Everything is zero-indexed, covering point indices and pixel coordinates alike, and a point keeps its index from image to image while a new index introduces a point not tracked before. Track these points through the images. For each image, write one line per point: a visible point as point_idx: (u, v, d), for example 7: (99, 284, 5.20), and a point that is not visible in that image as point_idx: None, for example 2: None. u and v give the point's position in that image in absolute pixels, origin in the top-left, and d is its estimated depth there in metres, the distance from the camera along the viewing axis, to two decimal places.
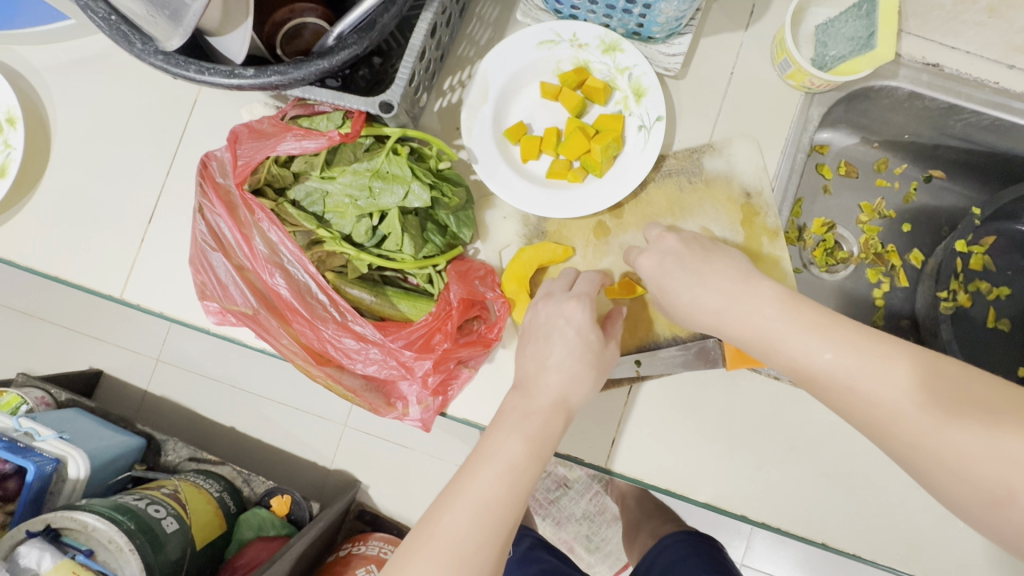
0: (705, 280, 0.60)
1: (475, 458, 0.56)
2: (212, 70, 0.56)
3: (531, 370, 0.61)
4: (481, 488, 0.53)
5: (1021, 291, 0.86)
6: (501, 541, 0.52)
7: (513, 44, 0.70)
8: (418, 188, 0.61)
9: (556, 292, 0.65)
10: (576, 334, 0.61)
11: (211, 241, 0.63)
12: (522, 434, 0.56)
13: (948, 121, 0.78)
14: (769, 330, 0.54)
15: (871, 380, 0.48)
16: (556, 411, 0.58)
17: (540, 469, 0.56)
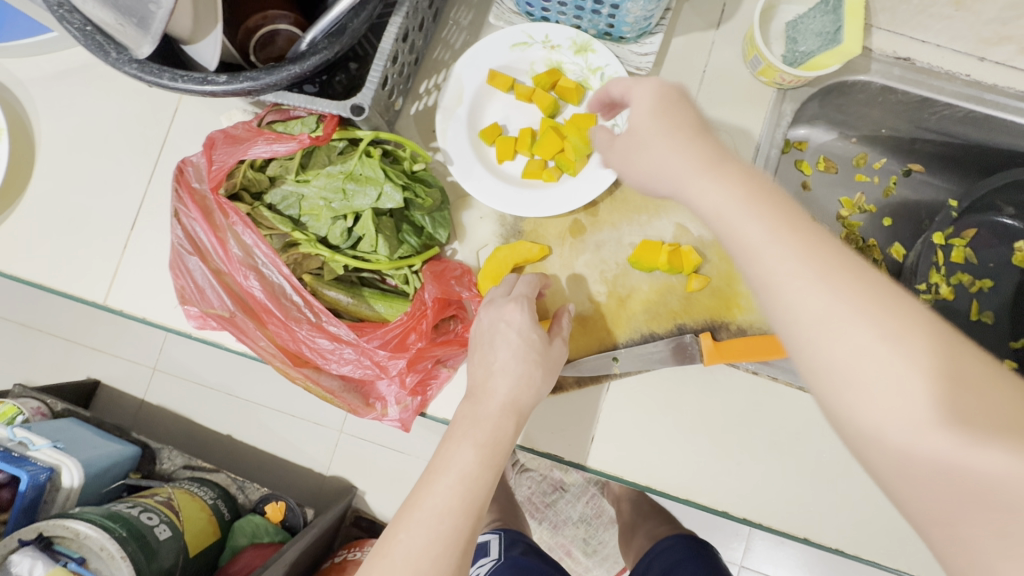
0: (674, 174, 0.46)
1: (431, 472, 0.56)
2: (186, 77, 0.57)
3: (477, 375, 0.61)
4: (435, 500, 0.53)
5: (1003, 283, 0.88)
6: (459, 551, 0.52)
7: (486, 46, 0.72)
8: (390, 189, 0.62)
9: (495, 297, 0.64)
10: (517, 336, 0.61)
11: (187, 245, 0.64)
12: (472, 442, 0.56)
13: (923, 114, 0.79)
14: (752, 240, 0.41)
15: (848, 312, 0.37)
16: (507, 415, 0.58)
17: (496, 474, 0.56)
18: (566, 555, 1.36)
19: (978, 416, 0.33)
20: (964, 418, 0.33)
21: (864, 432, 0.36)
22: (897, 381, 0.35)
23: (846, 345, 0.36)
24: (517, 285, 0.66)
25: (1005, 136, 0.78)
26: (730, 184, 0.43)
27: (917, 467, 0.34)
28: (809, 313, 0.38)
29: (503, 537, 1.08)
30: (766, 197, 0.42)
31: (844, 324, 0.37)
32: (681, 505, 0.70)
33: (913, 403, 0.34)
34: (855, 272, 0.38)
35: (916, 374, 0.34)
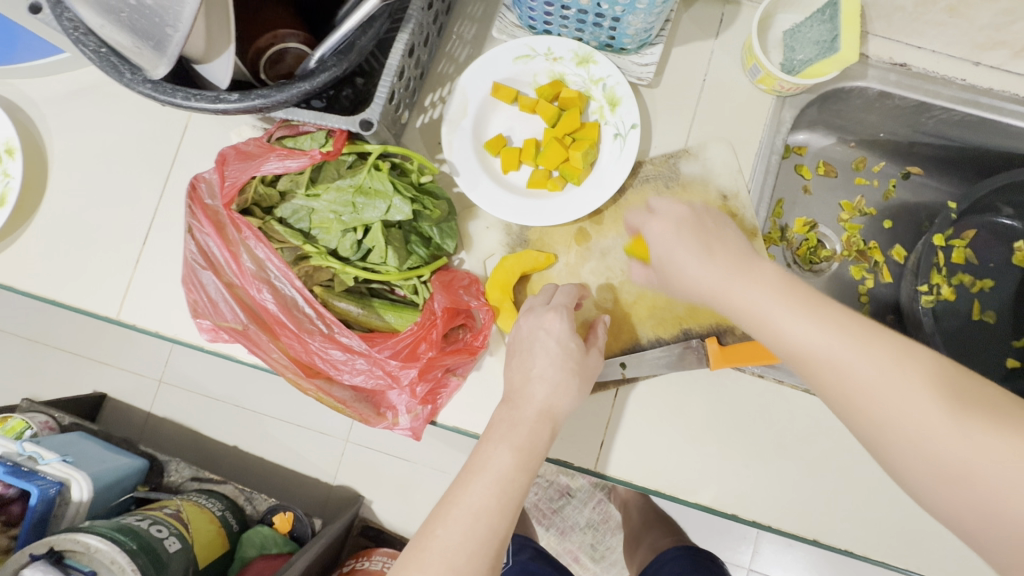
0: (711, 260, 0.56)
1: (466, 472, 0.56)
2: (199, 96, 0.58)
3: (519, 381, 0.63)
4: (473, 498, 0.54)
5: (1004, 283, 0.89)
6: (494, 552, 0.52)
7: (489, 60, 0.73)
8: (400, 202, 0.63)
9: (536, 306, 0.66)
10: (556, 344, 0.63)
11: (201, 259, 0.65)
12: (510, 445, 0.57)
13: (920, 119, 0.80)
14: (762, 309, 0.52)
15: (859, 359, 0.47)
16: (542, 420, 0.59)
17: (530, 479, 0.57)
18: (574, 561, 1.36)
19: (965, 410, 0.43)
20: (958, 403, 0.44)
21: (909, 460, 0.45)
22: (915, 408, 0.44)
23: (873, 378, 0.46)
24: (559, 292, 0.68)
25: (1002, 138, 0.79)
26: (757, 275, 0.54)
27: (934, 477, 0.43)
28: (832, 367, 0.48)
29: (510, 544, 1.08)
30: (767, 279, 0.54)
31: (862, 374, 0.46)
32: (690, 509, 0.71)
33: (935, 418, 0.43)
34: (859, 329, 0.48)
35: (924, 396, 0.44)
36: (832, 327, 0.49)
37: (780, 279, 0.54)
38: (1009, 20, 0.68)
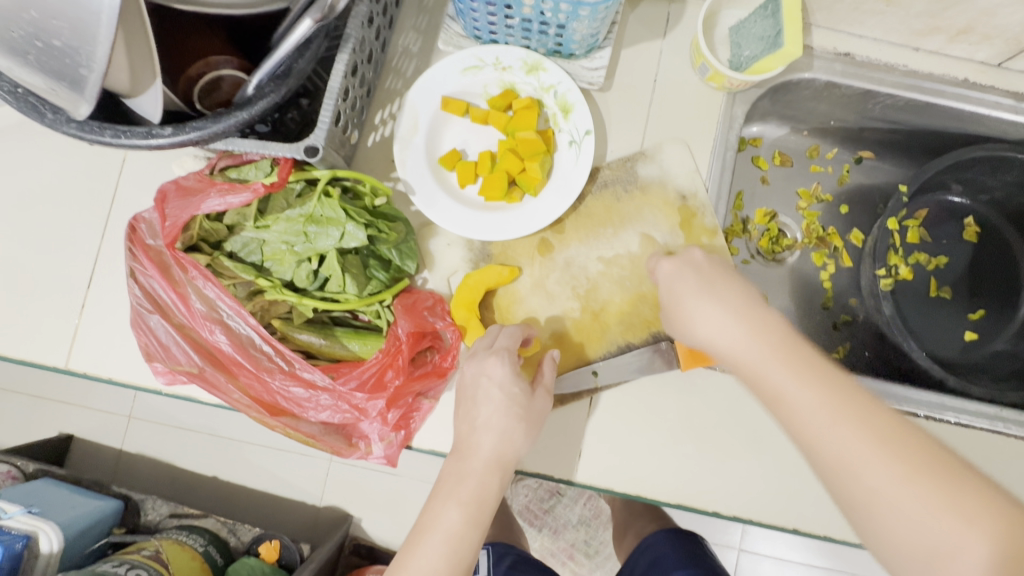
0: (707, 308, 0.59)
1: (418, 532, 0.59)
2: (130, 133, 0.56)
3: (466, 431, 0.62)
4: (423, 563, 0.56)
5: (956, 258, 0.92)
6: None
7: (436, 72, 0.72)
8: (353, 228, 0.61)
9: (478, 351, 0.65)
10: (500, 391, 0.62)
11: (146, 303, 0.62)
12: (457, 502, 0.59)
13: (868, 105, 0.82)
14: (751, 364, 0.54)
15: (835, 425, 0.48)
16: (491, 470, 0.60)
17: (482, 531, 0.59)
18: (568, 559, 1.36)
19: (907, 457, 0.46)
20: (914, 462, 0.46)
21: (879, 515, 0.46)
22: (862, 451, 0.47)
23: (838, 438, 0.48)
24: (503, 332, 0.67)
25: (946, 120, 0.81)
26: (751, 320, 0.56)
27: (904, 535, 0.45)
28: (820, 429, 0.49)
29: (493, 551, 1.07)
30: (755, 331, 0.56)
31: (851, 441, 0.48)
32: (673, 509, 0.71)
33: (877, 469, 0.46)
34: (849, 403, 0.49)
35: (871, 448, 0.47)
36: (820, 390, 0.50)
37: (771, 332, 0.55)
38: (943, 6, 0.70)
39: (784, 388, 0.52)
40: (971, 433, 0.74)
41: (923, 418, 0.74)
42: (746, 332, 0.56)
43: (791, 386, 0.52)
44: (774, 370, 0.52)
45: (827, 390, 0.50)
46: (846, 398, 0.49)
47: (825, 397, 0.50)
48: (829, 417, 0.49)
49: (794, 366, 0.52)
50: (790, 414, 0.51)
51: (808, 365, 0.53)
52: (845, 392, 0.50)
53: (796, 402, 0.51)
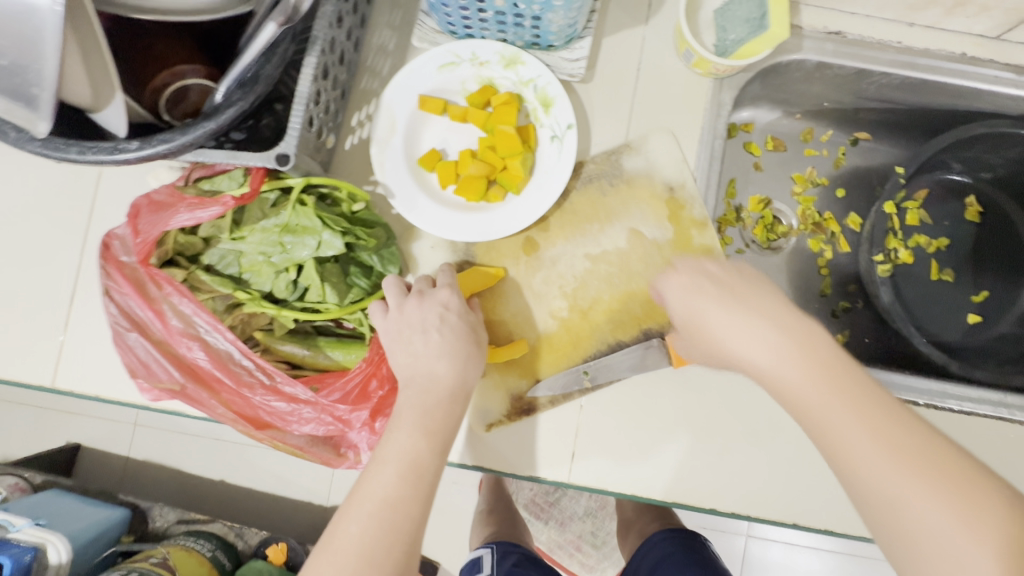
0: (702, 288, 0.59)
1: (373, 460, 0.56)
2: (95, 148, 0.54)
3: (411, 360, 0.60)
4: (384, 491, 0.54)
5: (958, 239, 0.89)
6: (409, 538, 0.53)
7: (412, 71, 0.70)
8: (330, 237, 0.60)
9: (424, 288, 0.64)
10: (457, 318, 0.63)
11: (123, 321, 0.61)
12: (420, 429, 0.56)
13: (862, 85, 0.79)
14: (748, 342, 0.54)
15: (837, 404, 0.49)
16: (454, 399, 0.59)
17: (443, 458, 0.57)
18: (576, 551, 1.36)
19: (908, 446, 0.47)
20: (908, 447, 0.47)
21: (873, 500, 0.46)
22: (864, 430, 0.47)
23: (840, 420, 0.48)
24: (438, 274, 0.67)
25: (944, 97, 0.78)
26: (749, 302, 0.56)
27: (892, 523, 0.46)
28: (821, 410, 0.49)
29: (495, 551, 1.07)
30: (754, 302, 0.56)
31: (852, 424, 0.48)
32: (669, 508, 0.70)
33: (878, 453, 0.47)
34: (897, 438, 0.47)
35: (871, 434, 0.47)
36: (865, 416, 0.48)
37: (773, 310, 0.55)
38: None
39: (826, 419, 0.49)
40: (975, 421, 0.72)
41: (923, 407, 0.72)
42: (788, 353, 0.52)
43: (797, 363, 0.51)
44: (817, 394, 0.49)
45: (873, 418, 0.48)
46: (894, 437, 0.47)
47: (830, 374, 0.50)
48: (873, 451, 0.47)
49: (838, 388, 0.49)
50: (833, 437, 0.48)
51: (810, 342, 0.52)
52: (892, 423, 0.48)
53: (835, 429, 0.48)
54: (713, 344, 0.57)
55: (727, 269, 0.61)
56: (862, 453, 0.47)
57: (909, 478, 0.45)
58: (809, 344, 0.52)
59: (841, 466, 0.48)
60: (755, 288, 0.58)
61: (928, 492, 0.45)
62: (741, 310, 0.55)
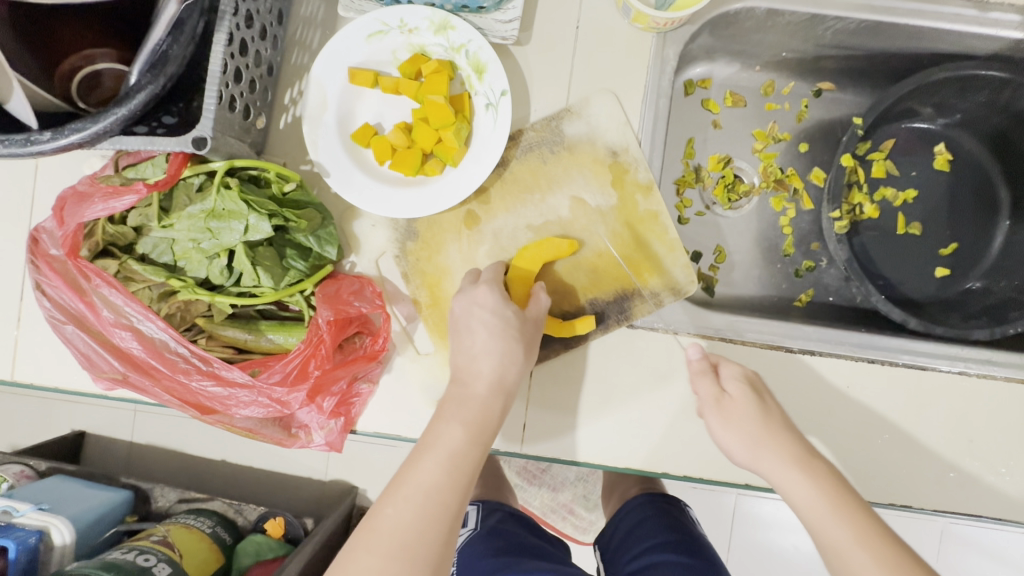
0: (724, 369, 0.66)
1: (418, 448, 0.57)
2: (8, 141, 0.54)
3: (461, 362, 0.63)
4: (423, 478, 0.54)
5: (926, 190, 0.86)
6: (444, 526, 0.53)
7: (338, 42, 0.67)
8: (257, 221, 0.59)
9: (464, 286, 0.66)
10: (494, 316, 0.63)
11: (59, 315, 0.61)
12: (461, 421, 0.58)
13: (818, 31, 0.75)
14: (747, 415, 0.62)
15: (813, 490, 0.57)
16: (493, 395, 0.61)
17: (482, 454, 0.58)
18: (569, 513, 1.40)
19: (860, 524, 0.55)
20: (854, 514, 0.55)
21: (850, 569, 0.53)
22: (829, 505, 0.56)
23: (811, 496, 0.57)
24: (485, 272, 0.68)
25: (905, 40, 0.75)
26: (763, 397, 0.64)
27: None
28: (799, 486, 0.58)
29: (481, 508, 0.99)
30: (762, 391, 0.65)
31: (819, 500, 0.57)
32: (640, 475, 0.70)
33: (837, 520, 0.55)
34: (891, 548, 0.53)
35: (824, 497, 0.57)
36: (865, 534, 0.54)
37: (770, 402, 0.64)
38: None
39: (832, 530, 0.55)
40: (934, 375, 0.71)
41: (879, 364, 0.70)
42: (771, 445, 0.61)
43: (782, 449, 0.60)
44: (830, 516, 0.55)
45: (865, 520, 0.55)
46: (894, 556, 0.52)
47: (802, 458, 0.60)
48: (874, 562, 0.52)
49: (845, 514, 0.55)
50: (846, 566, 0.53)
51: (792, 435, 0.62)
52: (887, 535, 0.54)
53: (846, 548, 0.53)
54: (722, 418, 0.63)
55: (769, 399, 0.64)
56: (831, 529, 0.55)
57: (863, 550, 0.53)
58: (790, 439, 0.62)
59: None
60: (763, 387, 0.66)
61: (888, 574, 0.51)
62: (771, 451, 0.60)
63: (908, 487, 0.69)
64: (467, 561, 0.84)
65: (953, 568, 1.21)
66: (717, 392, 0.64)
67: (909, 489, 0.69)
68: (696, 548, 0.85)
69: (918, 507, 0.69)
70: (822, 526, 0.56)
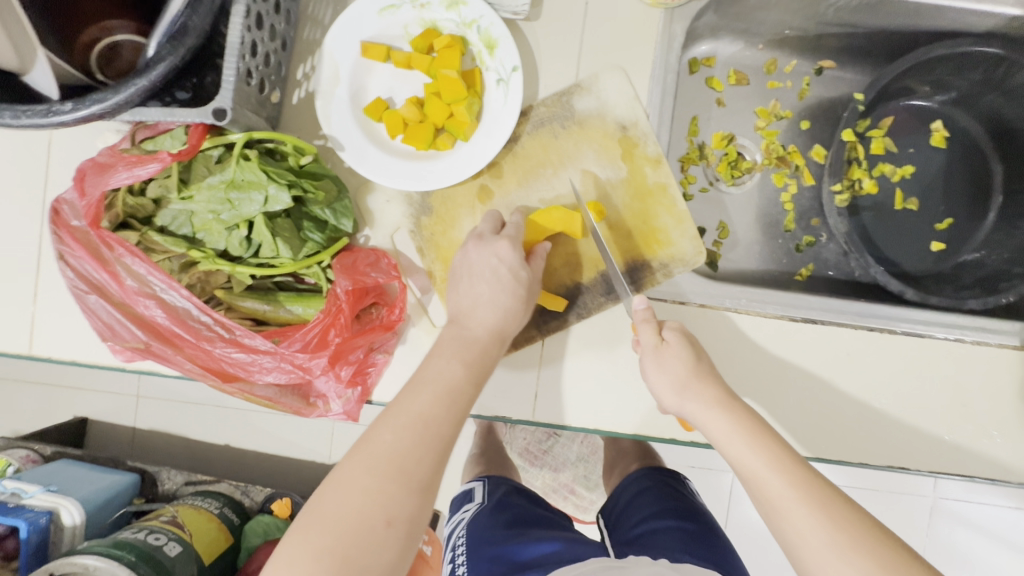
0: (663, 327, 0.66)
1: (414, 381, 0.58)
2: (30, 112, 0.54)
3: (462, 306, 0.65)
4: (421, 408, 0.55)
5: (923, 166, 0.88)
6: (437, 453, 0.54)
7: (351, 15, 0.68)
8: (276, 191, 0.60)
9: (487, 234, 0.67)
10: (509, 271, 0.65)
11: (82, 284, 0.63)
12: (460, 359, 0.60)
13: (820, 9, 0.77)
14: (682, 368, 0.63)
15: (737, 436, 0.59)
16: (490, 342, 0.63)
17: (476, 393, 0.60)
18: (570, 493, 1.42)
19: (779, 461, 0.56)
20: (777, 453, 0.57)
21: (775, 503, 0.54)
22: (751, 446, 0.58)
23: (738, 443, 0.58)
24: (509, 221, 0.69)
25: (904, 17, 0.77)
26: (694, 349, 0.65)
27: (777, 522, 0.54)
28: (725, 433, 0.59)
29: (487, 483, 1.01)
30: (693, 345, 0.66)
31: (743, 444, 0.58)
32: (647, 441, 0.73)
33: (757, 461, 0.57)
34: (805, 472, 0.56)
35: (744, 438, 0.58)
36: (779, 460, 0.56)
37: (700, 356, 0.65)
38: None
39: (750, 460, 0.57)
40: (930, 343, 0.73)
41: (878, 332, 0.73)
42: (705, 396, 0.62)
43: (710, 397, 0.62)
44: (744, 443, 0.58)
45: (777, 447, 0.57)
46: (809, 483, 0.55)
47: (730, 408, 0.61)
48: (789, 485, 0.54)
49: (765, 447, 0.57)
50: (767, 493, 0.55)
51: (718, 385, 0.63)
52: (800, 464, 0.57)
53: (762, 472, 0.56)
54: (657, 370, 0.64)
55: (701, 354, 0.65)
56: (754, 468, 0.57)
57: (781, 484, 0.55)
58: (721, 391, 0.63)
59: (772, 513, 0.54)
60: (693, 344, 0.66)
61: (811, 508, 0.53)
62: (695, 395, 0.62)
63: (903, 449, 0.73)
64: (476, 531, 0.87)
65: (941, 541, 1.25)
66: (658, 341, 0.64)
67: (904, 452, 0.73)
68: (696, 516, 0.88)
69: (912, 469, 0.73)
70: (741, 455, 0.58)
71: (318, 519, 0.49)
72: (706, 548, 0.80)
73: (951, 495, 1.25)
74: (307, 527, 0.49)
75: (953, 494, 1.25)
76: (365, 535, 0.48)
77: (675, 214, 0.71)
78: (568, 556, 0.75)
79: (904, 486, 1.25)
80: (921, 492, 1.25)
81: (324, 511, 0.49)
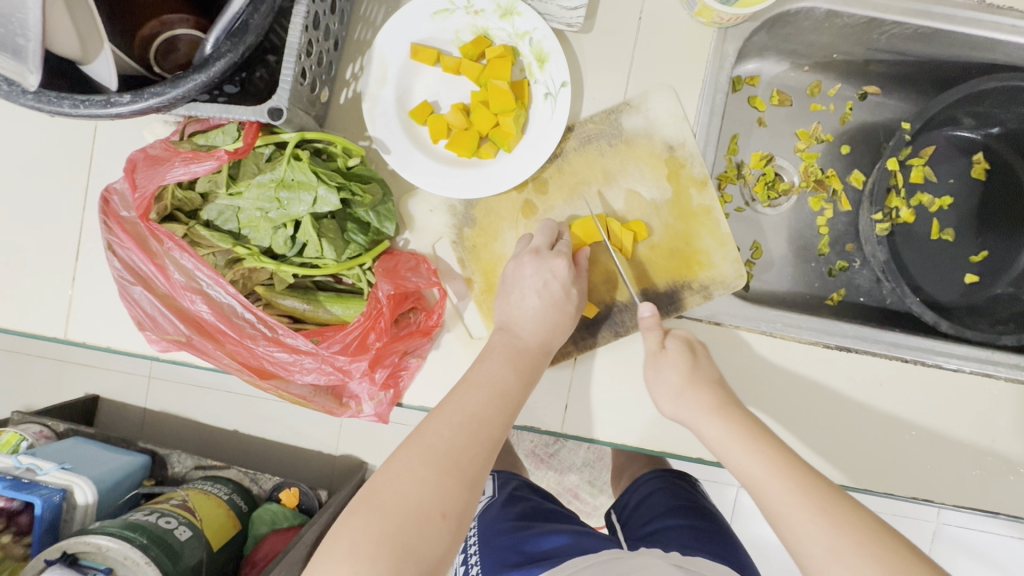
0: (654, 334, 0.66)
1: (465, 383, 0.60)
2: (88, 102, 0.53)
3: (512, 315, 0.66)
4: (474, 409, 0.57)
5: (962, 198, 0.88)
6: (487, 454, 0.55)
7: (404, 18, 0.67)
8: (325, 193, 0.60)
9: (543, 250, 0.67)
10: (561, 288, 0.66)
11: (128, 275, 0.64)
12: (512, 364, 0.62)
13: (873, 35, 0.77)
14: (675, 378, 0.63)
15: (735, 445, 0.58)
16: (538, 352, 0.65)
17: (524, 400, 0.61)
18: (574, 498, 1.40)
19: (777, 461, 0.56)
20: (777, 456, 0.56)
21: (776, 504, 0.54)
22: (747, 451, 0.57)
23: (738, 453, 0.58)
24: (560, 237, 0.69)
25: (957, 48, 0.76)
26: (689, 358, 0.65)
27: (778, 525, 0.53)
28: (722, 441, 0.60)
29: (496, 478, 0.95)
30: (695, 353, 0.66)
31: (746, 452, 0.57)
32: (673, 458, 0.73)
33: (758, 467, 0.56)
34: (817, 479, 0.55)
35: (742, 443, 0.58)
36: (776, 462, 0.56)
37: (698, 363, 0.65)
38: None
39: (746, 461, 0.57)
40: (964, 379, 0.73)
41: (912, 364, 0.73)
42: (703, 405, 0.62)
43: (704, 404, 0.62)
44: (739, 449, 0.58)
45: (778, 452, 0.57)
46: (812, 484, 0.54)
47: (726, 416, 0.61)
48: (789, 488, 0.54)
49: (762, 448, 0.57)
50: (768, 495, 0.54)
51: (715, 395, 0.63)
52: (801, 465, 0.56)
53: (761, 476, 0.56)
54: (657, 380, 0.65)
55: (703, 354, 0.66)
56: (751, 472, 0.56)
57: (781, 485, 0.54)
58: (721, 401, 0.62)
59: (777, 520, 0.53)
60: (691, 349, 0.66)
61: (811, 511, 0.52)
62: (691, 400, 0.62)
63: (929, 482, 0.73)
64: (488, 528, 0.82)
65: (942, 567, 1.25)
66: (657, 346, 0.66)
67: (931, 485, 0.72)
68: (705, 513, 0.85)
69: (938, 502, 0.72)
70: (738, 459, 0.58)
71: (375, 506, 0.49)
72: (723, 549, 0.77)
73: (955, 522, 1.25)
74: (363, 514, 0.49)
75: (958, 521, 1.25)
76: (420, 526, 0.48)
77: (722, 238, 0.71)
78: (581, 549, 0.73)
79: (910, 511, 1.24)
80: (926, 518, 1.25)
81: (380, 499, 0.50)
